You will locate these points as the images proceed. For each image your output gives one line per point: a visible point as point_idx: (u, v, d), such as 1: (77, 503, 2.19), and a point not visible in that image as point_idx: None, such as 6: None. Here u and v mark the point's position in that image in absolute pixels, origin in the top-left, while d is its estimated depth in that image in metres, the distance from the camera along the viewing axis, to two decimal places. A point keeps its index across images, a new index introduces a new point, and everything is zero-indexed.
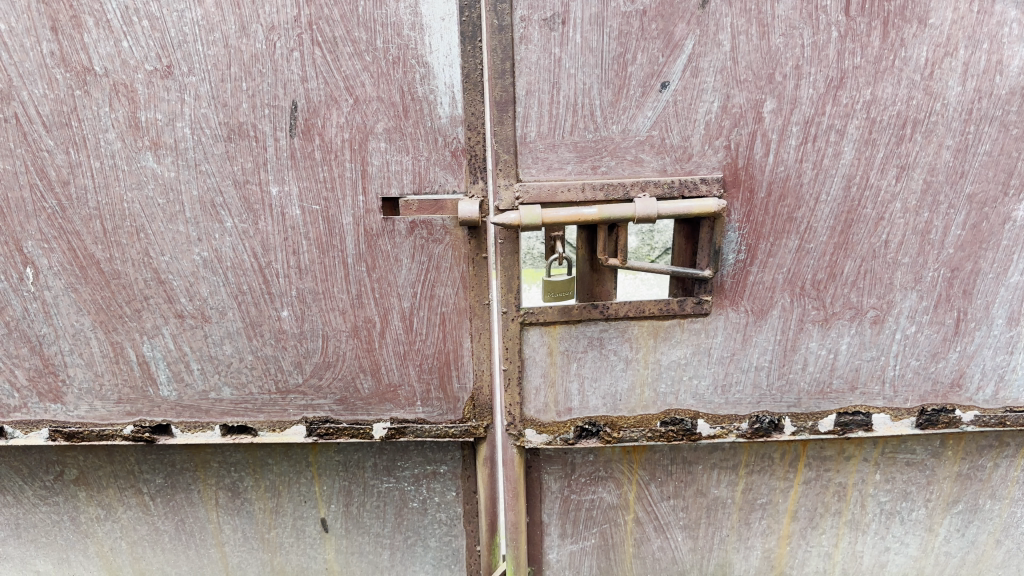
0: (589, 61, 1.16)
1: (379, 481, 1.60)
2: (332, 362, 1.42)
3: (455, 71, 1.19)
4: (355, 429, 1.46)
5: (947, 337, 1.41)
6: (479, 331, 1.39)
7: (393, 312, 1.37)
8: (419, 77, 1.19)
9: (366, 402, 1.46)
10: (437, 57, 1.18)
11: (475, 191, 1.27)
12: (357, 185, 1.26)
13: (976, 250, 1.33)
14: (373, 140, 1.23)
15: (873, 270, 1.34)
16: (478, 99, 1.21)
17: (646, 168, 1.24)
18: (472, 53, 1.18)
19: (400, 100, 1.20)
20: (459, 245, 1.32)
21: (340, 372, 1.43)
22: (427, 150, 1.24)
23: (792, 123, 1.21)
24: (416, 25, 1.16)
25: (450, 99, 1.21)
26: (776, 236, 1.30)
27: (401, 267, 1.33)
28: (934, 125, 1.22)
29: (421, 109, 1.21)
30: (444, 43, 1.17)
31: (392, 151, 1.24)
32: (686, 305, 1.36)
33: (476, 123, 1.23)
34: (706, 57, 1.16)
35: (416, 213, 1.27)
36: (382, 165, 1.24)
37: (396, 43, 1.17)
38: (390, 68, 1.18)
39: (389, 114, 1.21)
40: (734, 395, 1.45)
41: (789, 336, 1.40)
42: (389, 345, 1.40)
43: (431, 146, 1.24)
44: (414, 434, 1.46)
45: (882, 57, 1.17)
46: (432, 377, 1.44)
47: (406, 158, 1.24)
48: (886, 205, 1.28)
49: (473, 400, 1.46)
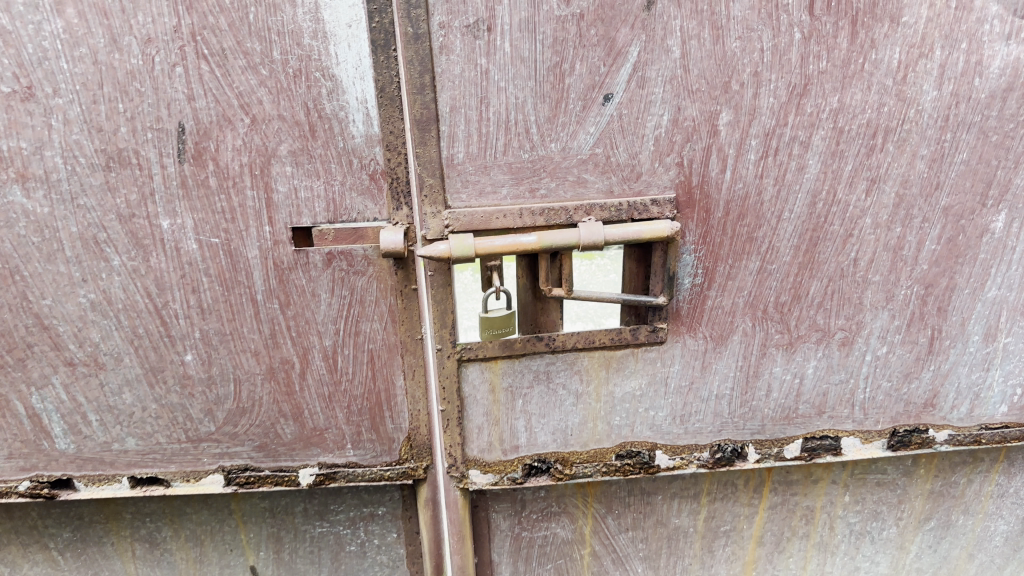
0: (520, 72, 1.00)
1: (311, 526, 1.47)
2: (248, 408, 1.27)
3: (367, 83, 1.02)
4: (279, 476, 1.33)
5: (921, 357, 1.31)
6: (413, 366, 1.25)
7: (313, 351, 1.23)
8: (325, 92, 1.02)
9: (289, 447, 1.32)
10: (345, 69, 1.01)
11: (400, 218, 1.12)
12: (261, 215, 1.10)
13: (952, 265, 1.22)
14: (276, 164, 1.06)
15: (841, 290, 1.22)
16: (396, 115, 1.05)
17: (590, 189, 1.09)
18: (386, 64, 1.02)
19: (304, 118, 1.04)
20: (384, 276, 1.17)
21: (258, 416, 1.28)
22: (341, 174, 1.08)
23: (750, 135, 1.07)
24: (319, 33, 0.99)
25: (364, 115, 1.05)
26: (734, 257, 1.17)
27: (320, 302, 1.18)
28: (906, 134, 1.10)
29: (331, 128, 1.05)
30: (352, 52, 1.00)
31: (300, 175, 1.08)
32: (639, 333, 1.22)
33: (395, 142, 1.07)
34: (653, 65, 1.01)
35: (333, 244, 1.13)
36: (290, 192, 1.09)
37: (296, 54, 1.00)
38: (290, 83, 1.01)
39: (293, 134, 1.05)
40: (694, 425, 1.33)
41: (751, 362, 1.28)
42: (311, 386, 1.26)
43: (345, 168, 1.08)
44: (346, 479, 1.33)
45: (850, 61, 1.03)
46: (362, 419, 1.30)
47: (316, 183, 1.09)
48: (856, 222, 1.16)
49: (410, 440, 1.32)
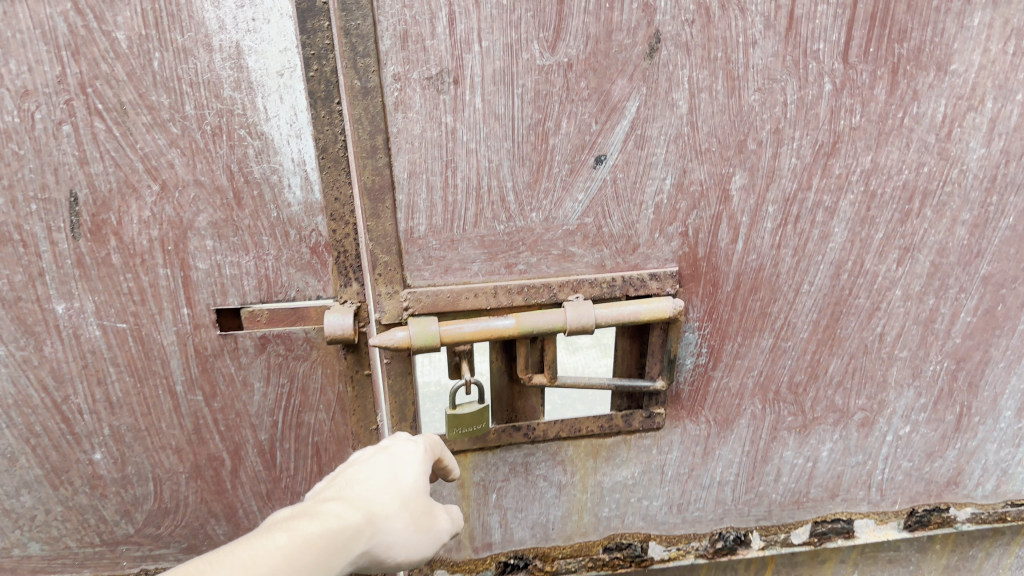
0: (493, 132, 0.81)
1: None
2: (172, 508, 1.08)
3: (306, 142, 0.83)
4: None
5: (946, 435, 1.16)
6: None
7: (247, 445, 1.04)
8: (253, 152, 0.83)
9: (222, 547, 1.14)
10: (277, 125, 0.81)
11: (349, 295, 0.92)
12: (178, 296, 0.91)
13: (987, 337, 1.07)
14: (194, 237, 0.87)
15: (863, 367, 1.06)
16: (342, 179, 0.86)
17: (578, 263, 0.91)
18: (330, 120, 0.82)
19: (228, 184, 0.84)
20: (330, 361, 0.97)
21: (185, 516, 1.09)
22: (275, 248, 0.89)
23: (768, 201, 0.90)
24: (242, 83, 0.79)
25: (302, 178, 0.85)
26: (744, 335, 1.00)
27: (253, 393, 0.99)
28: (947, 197, 0.93)
29: (261, 195, 0.85)
30: (286, 106, 0.81)
31: (225, 249, 0.88)
32: (632, 419, 1.05)
33: (342, 211, 0.87)
34: (654, 122, 0.83)
35: (268, 326, 0.94)
36: (212, 269, 0.89)
37: (215, 108, 0.80)
38: (208, 143, 0.82)
39: (213, 202, 0.85)
40: (692, 513, 1.17)
41: (759, 446, 1.12)
42: (246, 483, 1.07)
43: (280, 241, 0.88)
44: None
45: (887, 115, 0.87)
46: None
47: (245, 258, 0.89)
48: (883, 294, 1.00)
49: None
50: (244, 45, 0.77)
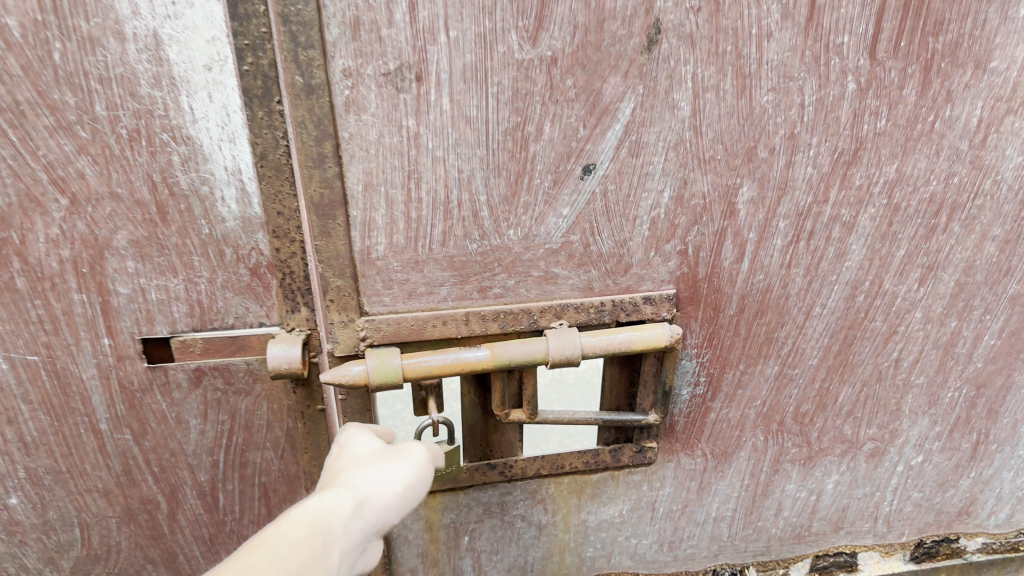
0: (464, 137, 0.69)
1: None
2: (102, 555, 0.95)
3: (241, 147, 0.71)
4: None
5: (961, 464, 1.06)
6: None
7: (185, 487, 0.92)
8: (178, 160, 0.70)
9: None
10: (206, 128, 0.69)
11: (297, 322, 0.80)
12: (96, 325, 0.78)
13: (1011, 361, 0.97)
14: (113, 258, 0.74)
15: (876, 396, 0.96)
16: (285, 189, 0.73)
17: (562, 285, 0.79)
18: (269, 122, 0.69)
19: (151, 196, 0.71)
20: (276, 396, 0.86)
21: (117, 564, 0.97)
22: (208, 269, 0.76)
23: (778, 215, 0.79)
24: (162, 79, 0.66)
25: (238, 189, 0.73)
26: (747, 362, 0.90)
27: (189, 431, 0.87)
28: (978, 210, 0.83)
29: (189, 209, 0.73)
30: (216, 106, 0.68)
31: (149, 271, 0.75)
32: (621, 455, 0.94)
33: (286, 226, 0.75)
34: (652, 126, 0.71)
35: (204, 357, 0.81)
36: (136, 294, 0.76)
37: (131, 108, 0.67)
38: (125, 149, 0.69)
39: (133, 218, 0.72)
40: (684, 550, 1.07)
41: (759, 479, 1.02)
42: (186, 528, 0.95)
43: (214, 262, 0.76)
44: None
45: (916, 118, 0.76)
46: None
47: (173, 282, 0.76)
48: (902, 316, 0.90)
49: None
50: (163, 34, 0.64)
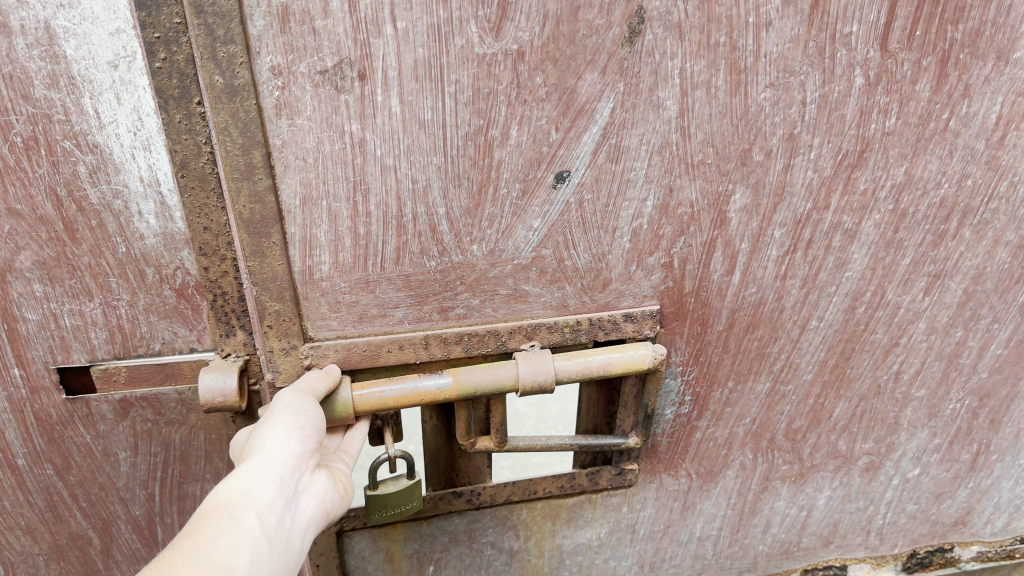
0: (417, 143, 0.60)
1: None
2: None
3: (157, 155, 0.59)
4: None
5: (959, 475, 1.00)
6: None
7: (119, 522, 0.80)
8: (84, 171, 0.58)
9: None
10: (115, 135, 0.57)
11: (233, 347, 0.69)
12: (2, 354, 0.66)
13: (1018, 370, 0.90)
14: (16, 280, 0.62)
15: (874, 409, 0.89)
16: (212, 202, 0.61)
17: (532, 304, 0.71)
18: (188, 126, 0.57)
19: (54, 211, 0.60)
20: (214, 427, 0.75)
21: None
22: (128, 291, 0.64)
23: (774, 223, 0.71)
24: (60, 80, 0.54)
25: (158, 203, 0.61)
26: (737, 380, 0.82)
27: (120, 464, 0.76)
28: (991, 214, 0.75)
29: (102, 225, 0.61)
30: (125, 109, 0.56)
31: (61, 296, 0.63)
32: (599, 478, 0.86)
33: (214, 243, 0.63)
34: (633, 128, 0.62)
35: (129, 387, 0.70)
36: (46, 320, 0.65)
37: (26, 112, 0.55)
38: (22, 159, 0.57)
39: (37, 236, 0.60)
40: (667, 570, 1.00)
41: (747, 497, 0.95)
42: (123, 565, 0.84)
43: (133, 283, 0.64)
44: None
45: (929, 116, 0.67)
46: None
47: (88, 305, 0.64)
48: (904, 327, 0.82)
49: None
50: (57, 26, 0.52)
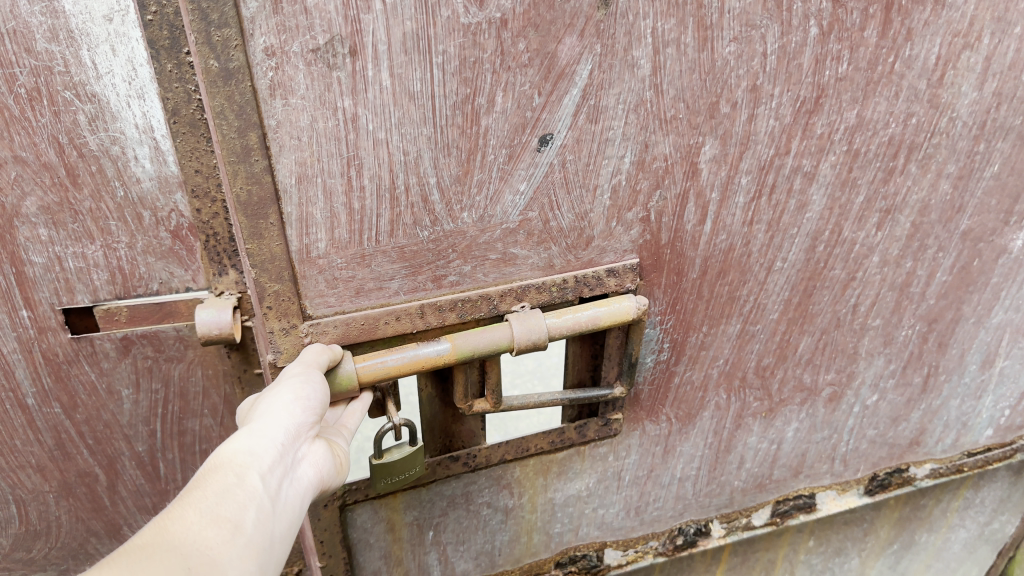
0: (408, 115, 0.61)
1: None
2: (40, 533, 0.86)
3: (151, 103, 0.62)
4: None
5: (912, 398, 1.08)
6: None
7: (124, 459, 0.82)
8: (84, 120, 0.61)
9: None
10: (112, 84, 0.60)
11: (226, 285, 0.72)
12: (9, 297, 0.68)
13: (961, 296, 0.97)
14: (21, 226, 0.65)
15: (834, 342, 0.95)
16: (202, 146, 0.64)
17: (521, 265, 0.73)
18: (179, 75, 0.60)
19: (56, 159, 0.62)
20: (211, 362, 0.77)
21: (59, 539, 0.87)
22: (127, 233, 0.68)
23: (740, 171, 0.75)
24: (60, 33, 0.58)
25: (152, 148, 0.65)
26: (710, 324, 0.87)
27: (123, 402, 0.78)
28: (934, 150, 0.81)
29: (101, 170, 0.64)
30: (120, 58, 0.60)
31: (64, 240, 0.66)
32: (587, 430, 0.90)
33: (205, 185, 0.66)
34: (611, 88, 0.65)
35: (131, 326, 0.73)
36: (51, 263, 0.67)
37: (28, 65, 0.58)
38: (24, 110, 0.60)
39: (40, 183, 0.63)
40: (651, 513, 1.05)
41: (723, 436, 1.00)
42: (130, 500, 0.86)
43: (131, 226, 0.68)
44: None
45: (877, 61, 0.72)
46: None
47: (92, 247, 0.68)
48: (860, 262, 0.88)
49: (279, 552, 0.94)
50: None
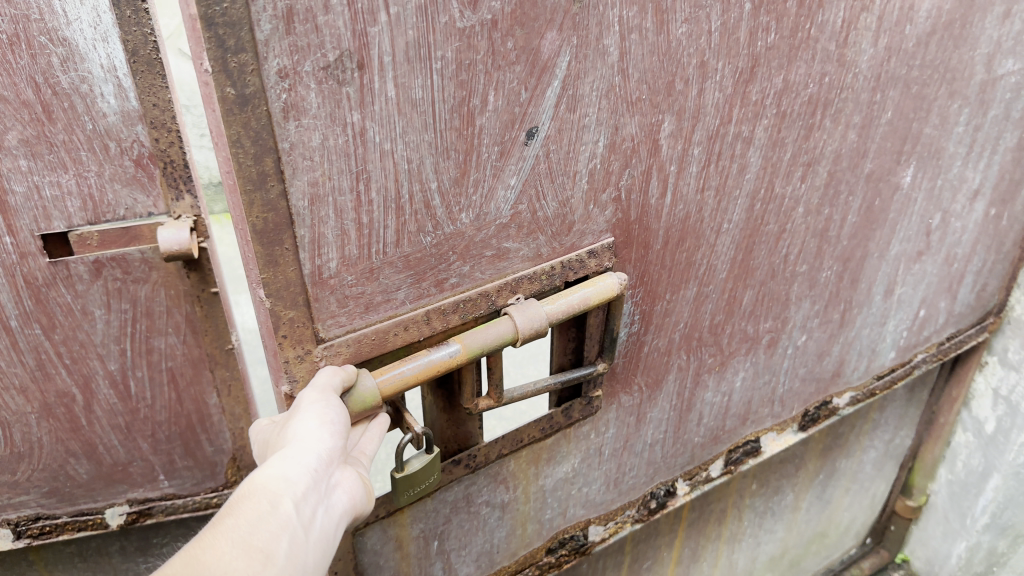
0: (411, 123, 0.62)
1: (131, 564, 1.37)
2: (27, 453, 1.15)
3: (113, 46, 0.89)
4: (81, 522, 1.24)
5: (832, 333, 1.19)
6: (223, 380, 1.21)
7: (98, 377, 1.12)
8: (57, 61, 0.87)
9: (87, 487, 1.22)
10: (79, 29, 0.87)
11: (182, 210, 1.02)
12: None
13: (867, 233, 1.09)
14: (5, 158, 0.91)
15: (772, 291, 1.04)
16: (156, 82, 0.93)
17: (513, 259, 0.76)
18: (136, 20, 0.89)
19: (36, 97, 0.88)
20: (172, 282, 1.08)
21: (41, 460, 1.16)
22: (95, 164, 0.95)
23: (693, 143, 0.81)
24: None
25: (114, 86, 0.92)
26: (672, 291, 0.92)
27: (96, 322, 1.07)
28: (843, 104, 0.90)
29: (72, 107, 0.91)
30: (87, 10, 0.86)
31: (42, 168, 0.93)
32: (572, 412, 0.93)
33: (160, 117, 0.96)
34: (586, 77, 0.69)
35: (100, 249, 1.02)
36: (31, 192, 0.94)
37: (12, 15, 0.83)
38: (8, 53, 0.85)
39: (22, 118, 0.89)
40: (627, 483, 1.10)
41: (685, 396, 1.06)
42: (101, 416, 1.16)
43: (100, 155, 0.95)
44: (164, 512, 1.30)
45: (798, 28, 0.80)
46: (172, 445, 1.25)
47: (64, 177, 0.94)
48: (789, 214, 0.97)
49: (235, 461, 1.30)
50: None
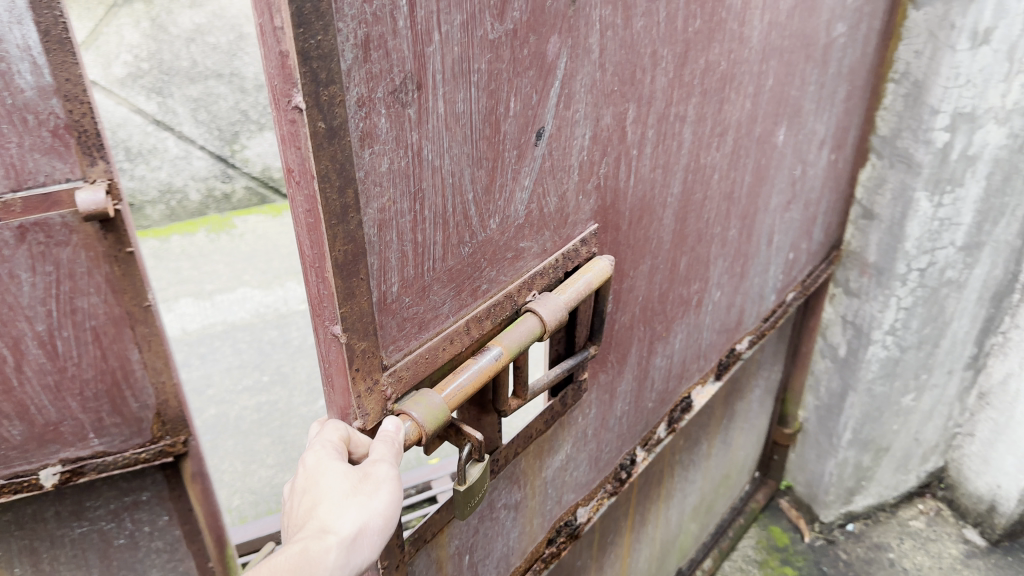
0: (454, 137, 0.64)
1: (67, 530, 1.09)
2: None
3: (28, 28, 0.77)
4: (14, 485, 0.99)
5: (736, 285, 1.33)
6: (146, 336, 0.98)
7: (25, 338, 0.90)
8: None
9: (20, 451, 0.97)
10: None
11: (96, 175, 0.86)
12: None
13: (756, 191, 1.23)
14: None
15: (699, 255, 1.15)
16: (70, 59, 0.79)
17: (527, 257, 0.79)
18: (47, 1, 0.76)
19: None
20: (91, 245, 0.89)
21: None
22: (14, 137, 0.80)
23: (648, 126, 0.88)
24: None
25: (30, 64, 0.78)
26: (635, 267, 0.99)
27: (21, 285, 0.87)
28: (742, 77, 1.02)
29: None
30: None
31: None
32: (567, 399, 0.98)
33: (76, 92, 0.81)
34: (578, 75, 0.74)
35: (24, 216, 0.84)
36: None
37: None
38: None
39: None
40: (604, 459, 1.16)
41: (643, 365, 1.14)
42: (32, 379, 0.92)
43: (18, 129, 0.80)
44: (97, 471, 1.04)
45: (715, 12, 0.90)
46: (101, 405, 0.99)
47: None
48: (708, 182, 1.07)
49: (161, 416, 1.05)
50: None
